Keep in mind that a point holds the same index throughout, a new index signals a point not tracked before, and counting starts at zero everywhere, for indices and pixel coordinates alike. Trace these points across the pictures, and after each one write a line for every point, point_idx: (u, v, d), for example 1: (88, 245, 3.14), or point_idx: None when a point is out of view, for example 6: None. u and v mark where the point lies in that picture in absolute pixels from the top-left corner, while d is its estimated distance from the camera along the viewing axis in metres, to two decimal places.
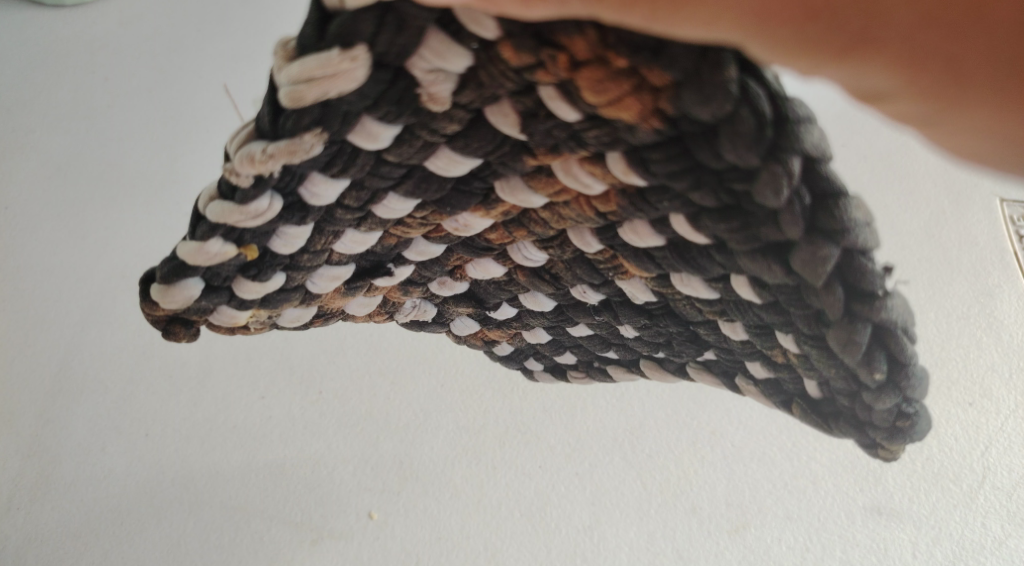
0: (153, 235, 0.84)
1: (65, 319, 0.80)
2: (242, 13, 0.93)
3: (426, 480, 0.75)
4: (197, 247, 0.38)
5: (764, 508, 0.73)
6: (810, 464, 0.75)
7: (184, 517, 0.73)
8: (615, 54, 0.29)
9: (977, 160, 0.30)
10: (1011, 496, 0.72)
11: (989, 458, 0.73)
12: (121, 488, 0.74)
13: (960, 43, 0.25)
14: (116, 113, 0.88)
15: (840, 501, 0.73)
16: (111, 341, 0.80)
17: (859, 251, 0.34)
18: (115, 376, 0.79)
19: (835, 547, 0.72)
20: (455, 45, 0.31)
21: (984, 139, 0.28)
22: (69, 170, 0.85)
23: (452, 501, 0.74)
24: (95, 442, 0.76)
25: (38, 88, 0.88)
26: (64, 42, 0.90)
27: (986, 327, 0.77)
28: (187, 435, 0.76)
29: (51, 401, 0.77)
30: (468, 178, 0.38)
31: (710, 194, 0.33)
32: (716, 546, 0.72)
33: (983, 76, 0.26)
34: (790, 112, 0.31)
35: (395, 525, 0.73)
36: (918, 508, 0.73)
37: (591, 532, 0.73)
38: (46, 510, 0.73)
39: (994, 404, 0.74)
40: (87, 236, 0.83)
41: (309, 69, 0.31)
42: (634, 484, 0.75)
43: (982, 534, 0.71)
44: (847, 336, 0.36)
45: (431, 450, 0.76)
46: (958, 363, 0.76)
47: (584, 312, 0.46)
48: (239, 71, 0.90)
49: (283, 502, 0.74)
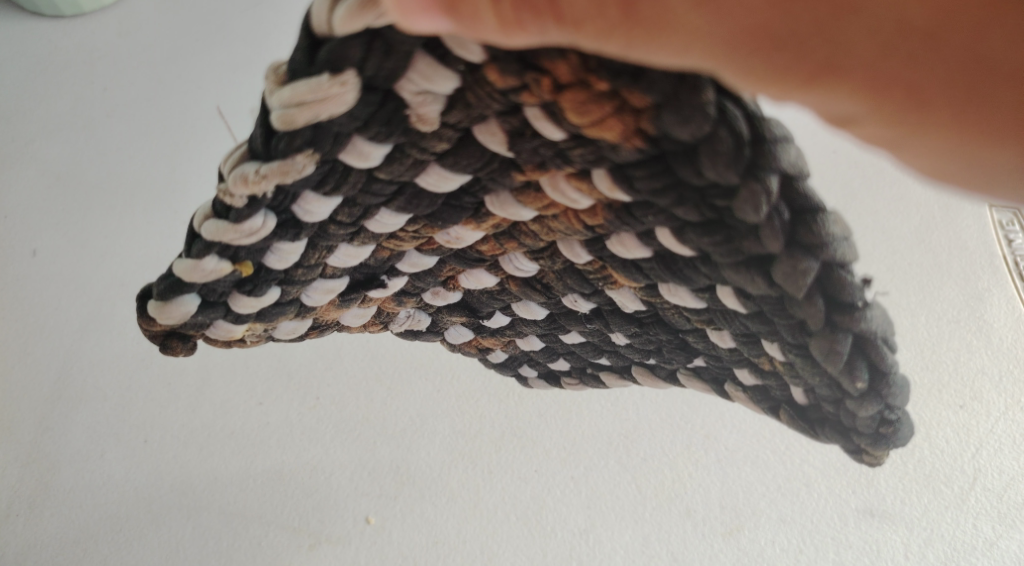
0: (151, 243, 0.84)
1: (64, 327, 0.81)
2: (240, 23, 0.94)
3: (423, 483, 0.76)
4: (192, 264, 0.38)
5: (757, 510, 0.74)
6: (802, 466, 0.76)
7: (183, 523, 0.74)
8: (596, 77, 0.31)
9: (938, 167, 0.34)
10: (1001, 497, 0.72)
11: (979, 460, 0.74)
12: (120, 494, 0.75)
13: (911, 65, 0.29)
14: (114, 122, 0.89)
15: (832, 504, 0.74)
16: (110, 349, 0.80)
17: (838, 264, 0.35)
18: (115, 383, 0.79)
19: (828, 549, 0.72)
20: (442, 68, 0.32)
21: (941, 149, 0.32)
22: (69, 180, 0.86)
23: (449, 504, 0.75)
24: (94, 448, 0.77)
25: (38, 99, 0.89)
26: (64, 54, 0.91)
27: (976, 330, 0.77)
28: (186, 441, 0.77)
29: (51, 407, 0.78)
30: (458, 194, 0.38)
31: (693, 209, 0.34)
32: (710, 549, 0.73)
33: (933, 92, 0.30)
34: (767, 131, 0.32)
35: (392, 529, 0.74)
36: (910, 510, 0.74)
37: (587, 534, 0.73)
38: (46, 516, 0.74)
39: (984, 407, 0.75)
40: (86, 245, 0.84)
41: (299, 94, 0.32)
42: (630, 488, 0.75)
43: (973, 535, 0.72)
44: (828, 346, 0.37)
45: (428, 453, 0.77)
46: (949, 365, 0.77)
47: (576, 320, 0.47)
48: (236, 80, 0.91)
49: (281, 507, 0.75)
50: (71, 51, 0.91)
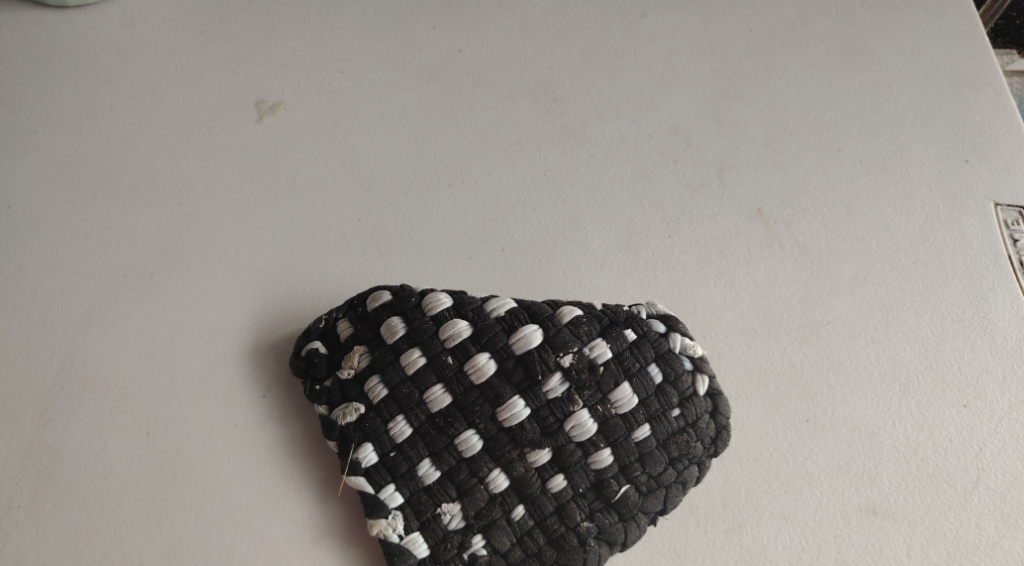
0: (156, 233, 0.82)
1: (67, 318, 0.79)
2: (245, 17, 0.94)
3: (448, 520, 0.70)
4: None
5: (760, 507, 0.74)
6: (805, 465, 0.76)
7: (187, 516, 0.73)
8: None
9: None
10: (1004, 497, 0.75)
11: (983, 459, 0.76)
12: (125, 487, 0.73)
13: None
14: (119, 113, 0.88)
15: (835, 502, 0.74)
16: (114, 340, 0.78)
17: None
18: (117, 374, 0.77)
19: (831, 547, 0.73)
20: None
21: None
22: (74, 171, 0.85)
23: (480, 542, 0.70)
24: (97, 440, 0.75)
25: (43, 92, 0.89)
26: (69, 46, 0.91)
27: (980, 330, 0.81)
28: (190, 434, 0.75)
29: (53, 398, 0.76)
30: None
31: None
32: (713, 546, 0.73)
33: None
34: None
35: (423, 558, 0.70)
36: (914, 509, 0.74)
37: (602, 543, 0.71)
38: (48, 508, 0.72)
39: (988, 407, 0.78)
40: (90, 236, 0.82)
41: None
42: (657, 509, 0.72)
43: (977, 534, 0.73)
44: None
45: (449, 492, 0.71)
46: (953, 365, 0.79)
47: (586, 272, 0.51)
48: (241, 74, 0.91)
49: (284, 500, 0.74)
50: (77, 45, 0.91)
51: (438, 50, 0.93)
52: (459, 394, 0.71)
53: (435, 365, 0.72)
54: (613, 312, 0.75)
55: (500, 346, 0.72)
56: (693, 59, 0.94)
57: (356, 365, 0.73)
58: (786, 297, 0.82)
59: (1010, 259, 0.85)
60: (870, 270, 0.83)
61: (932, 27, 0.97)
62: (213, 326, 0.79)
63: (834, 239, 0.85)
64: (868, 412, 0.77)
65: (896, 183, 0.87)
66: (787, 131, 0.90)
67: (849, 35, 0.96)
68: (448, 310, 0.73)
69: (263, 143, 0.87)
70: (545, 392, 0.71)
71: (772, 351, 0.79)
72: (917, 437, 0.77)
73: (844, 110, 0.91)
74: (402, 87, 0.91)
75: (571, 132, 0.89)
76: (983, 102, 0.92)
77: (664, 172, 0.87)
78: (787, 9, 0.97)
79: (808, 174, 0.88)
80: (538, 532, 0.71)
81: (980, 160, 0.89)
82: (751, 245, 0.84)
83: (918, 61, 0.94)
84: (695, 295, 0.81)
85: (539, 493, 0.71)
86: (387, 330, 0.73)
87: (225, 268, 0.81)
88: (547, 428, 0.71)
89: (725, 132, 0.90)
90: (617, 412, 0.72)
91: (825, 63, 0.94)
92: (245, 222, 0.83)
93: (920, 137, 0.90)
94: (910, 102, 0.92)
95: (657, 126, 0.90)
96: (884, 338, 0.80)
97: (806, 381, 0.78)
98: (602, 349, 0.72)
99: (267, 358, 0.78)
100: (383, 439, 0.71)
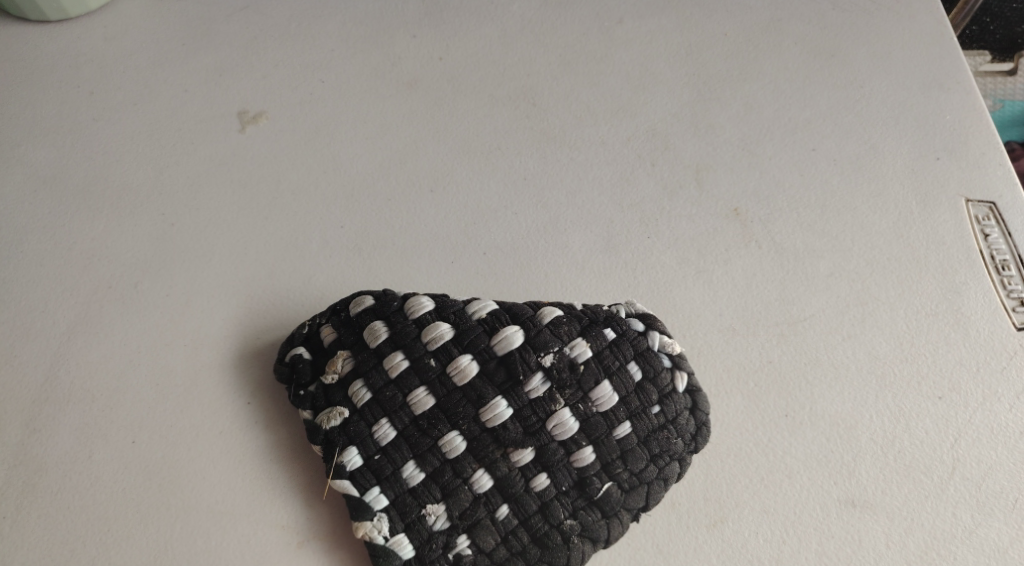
0: (140, 243, 0.83)
1: (52, 330, 0.79)
2: (227, 29, 0.95)
3: (434, 521, 0.71)
4: None
5: (740, 502, 0.75)
6: (784, 458, 0.77)
7: (172, 523, 0.73)
8: None
9: None
10: (979, 486, 0.76)
11: (958, 450, 0.77)
12: (111, 496, 0.74)
13: None
14: (102, 125, 0.89)
15: (815, 495, 0.76)
16: (99, 350, 0.78)
17: None
18: (102, 384, 0.77)
19: (811, 539, 0.74)
20: None
21: None
22: (56, 184, 0.85)
23: (464, 542, 0.71)
24: (83, 449, 0.75)
25: (26, 106, 0.89)
26: (51, 60, 0.92)
27: (954, 323, 0.82)
28: (176, 441, 0.76)
29: (39, 408, 0.76)
30: None
31: None
32: (695, 541, 0.74)
33: None
34: None
35: (409, 559, 0.71)
36: (891, 500, 0.75)
37: (586, 540, 0.71)
38: (33, 517, 0.73)
39: (963, 398, 0.79)
40: (74, 247, 0.82)
41: None
42: (639, 505, 0.73)
43: (954, 523, 0.75)
44: None
45: (434, 493, 0.71)
46: (927, 358, 0.81)
47: None
48: (223, 86, 0.92)
49: (269, 505, 0.74)
50: (58, 58, 0.92)
51: (418, 59, 0.94)
52: (442, 396, 0.72)
53: (418, 367, 0.72)
54: (593, 312, 0.76)
55: (482, 347, 0.72)
56: (669, 63, 0.95)
57: (339, 370, 0.74)
58: (764, 294, 0.83)
59: (981, 254, 0.86)
60: (845, 266, 0.85)
61: (902, 28, 0.99)
62: (197, 334, 0.80)
63: (810, 237, 0.86)
64: (846, 406, 0.79)
65: (869, 181, 0.89)
66: (762, 132, 0.91)
67: (823, 37, 0.97)
68: (429, 313, 0.74)
69: (245, 153, 0.88)
70: (527, 392, 0.72)
71: (751, 348, 0.81)
72: (893, 430, 0.78)
73: (818, 110, 0.93)
74: (383, 95, 0.92)
75: (551, 137, 0.90)
76: (953, 102, 0.94)
77: (642, 175, 0.88)
78: (761, 13, 0.99)
79: (783, 173, 0.89)
80: (523, 531, 0.71)
81: (952, 157, 0.91)
82: (729, 244, 0.85)
83: (890, 62, 0.96)
84: (674, 294, 0.82)
85: (522, 492, 0.72)
86: (371, 335, 0.73)
87: (209, 276, 0.82)
88: (529, 427, 0.72)
89: (702, 135, 0.91)
90: (599, 410, 0.73)
91: (798, 65, 0.95)
92: (229, 231, 0.84)
93: (893, 136, 0.91)
94: (883, 103, 0.94)
95: (635, 129, 0.91)
96: (861, 333, 0.82)
97: (785, 377, 0.80)
98: (583, 349, 0.73)
99: (251, 364, 0.79)
100: (367, 442, 0.72)
